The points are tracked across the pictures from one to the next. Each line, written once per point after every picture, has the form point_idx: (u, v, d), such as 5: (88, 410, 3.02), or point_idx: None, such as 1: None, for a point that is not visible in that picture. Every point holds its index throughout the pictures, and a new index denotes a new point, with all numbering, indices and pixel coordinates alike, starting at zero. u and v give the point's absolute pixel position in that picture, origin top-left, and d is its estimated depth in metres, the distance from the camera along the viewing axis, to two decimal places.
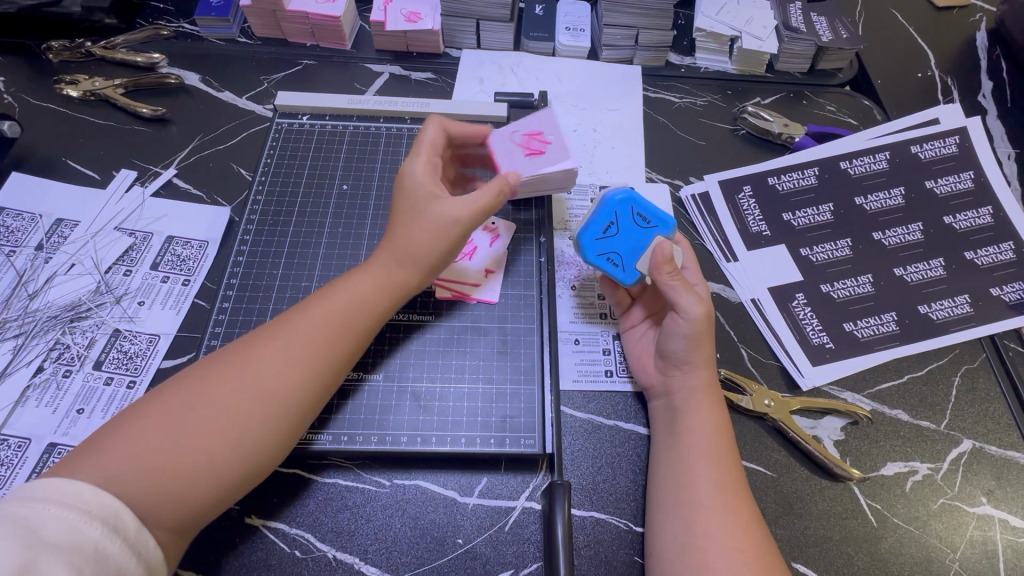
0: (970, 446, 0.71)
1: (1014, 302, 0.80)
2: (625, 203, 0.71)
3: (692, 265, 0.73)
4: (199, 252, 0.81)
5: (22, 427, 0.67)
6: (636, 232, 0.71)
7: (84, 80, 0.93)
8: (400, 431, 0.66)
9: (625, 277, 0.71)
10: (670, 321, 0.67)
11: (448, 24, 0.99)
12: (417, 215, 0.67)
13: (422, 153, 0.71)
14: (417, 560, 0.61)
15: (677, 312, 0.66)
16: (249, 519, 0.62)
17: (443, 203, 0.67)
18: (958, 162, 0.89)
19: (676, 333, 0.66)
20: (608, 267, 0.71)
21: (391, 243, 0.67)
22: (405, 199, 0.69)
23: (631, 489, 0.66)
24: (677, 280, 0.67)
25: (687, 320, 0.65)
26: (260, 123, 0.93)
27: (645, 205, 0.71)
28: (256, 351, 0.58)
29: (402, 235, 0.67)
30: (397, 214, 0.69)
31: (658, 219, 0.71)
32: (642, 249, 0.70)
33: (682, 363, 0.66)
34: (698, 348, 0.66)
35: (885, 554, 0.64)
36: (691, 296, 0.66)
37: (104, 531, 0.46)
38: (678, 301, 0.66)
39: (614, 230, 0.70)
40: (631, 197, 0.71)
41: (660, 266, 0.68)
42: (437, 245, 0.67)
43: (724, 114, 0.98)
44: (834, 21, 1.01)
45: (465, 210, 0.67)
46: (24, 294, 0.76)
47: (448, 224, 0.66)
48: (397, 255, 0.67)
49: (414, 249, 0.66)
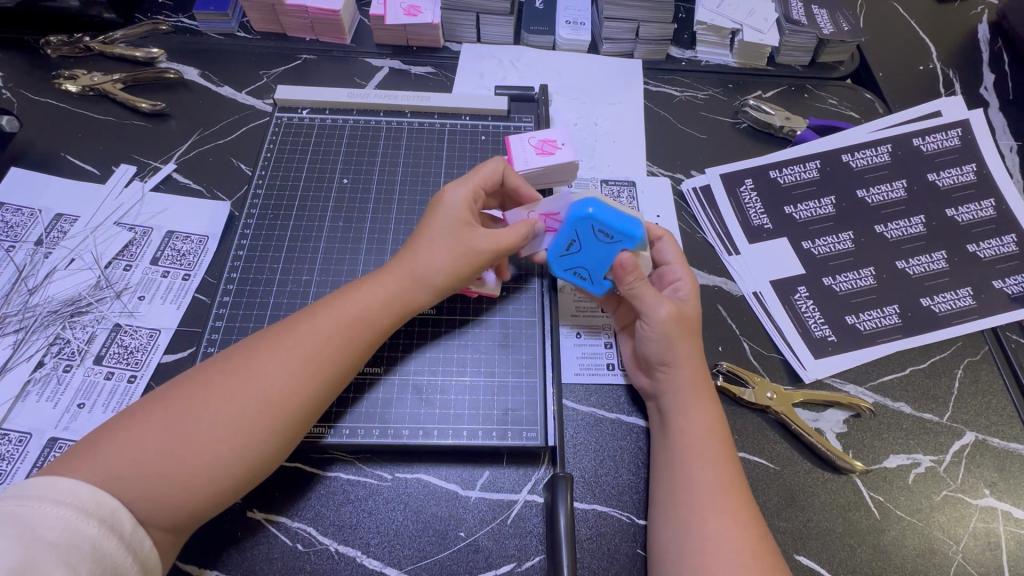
0: (973, 439, 0.71)
1: (1017, 294, 0.80)
2: (590, 218, 0.64)
3: (675, 261, 0.71)
4: (199, 247, 0.81)
5: (23, 422, 0.67)
6: (602, 246, 0.66)
7: (83, 75, 0.93)
8: (402, 425, 0.66)
9: (597, 287, 0.71)
10: (640, 327, 0.67)
11: (449, 17, 0.99)
12: (442, 238, 0.65)
13: (469, 180, 0.69)
14: (420, 553, 0.61)
15: (644, 317, 0.66)
16: (249, 513, 0.62)
17: (472, 235, 0.65)
18: (961, 154, 0.89)
19: (646, 338, 0.66)
20: (577, 280, 0.71)
21: (409, 261, 0.66)
22: (435, 218, 0.67)
23: (633, 483, 0.66)
24: (641, 285, 0.65)
25: (653, 326, 0.65)
26: (260, 118, 0.93)
27: (607, 218, 0.65)
28: (260, 360, 0.57)
29: (423, 258, 0.65)
30: (425, 232, 0.67)
31: (625, 232, 0.65)
32: (609, 260, 0.67)
33: (660, 364, 0.66)
34: (674, 348, 0.65)
35: (888, 545, 0.64)
36: (655, 301, 0.65)
37: (100, 529, 0.46)
38: (642, 308, 0.65)
39: (577, 246, 0.67)
40: (593, 212, 0.64)
41: (624, 278, 0.65)
42: (455, 279, 0.65)
43: (725, 108, 0.97)
44: (836, 13, 1.01)
45: (489, 245, 0.65)
46: (23, 289, 0.76)
47: (471, 259, 0.65)
48: (413, 274, 0.65)
49: (434, 275, 0.65)
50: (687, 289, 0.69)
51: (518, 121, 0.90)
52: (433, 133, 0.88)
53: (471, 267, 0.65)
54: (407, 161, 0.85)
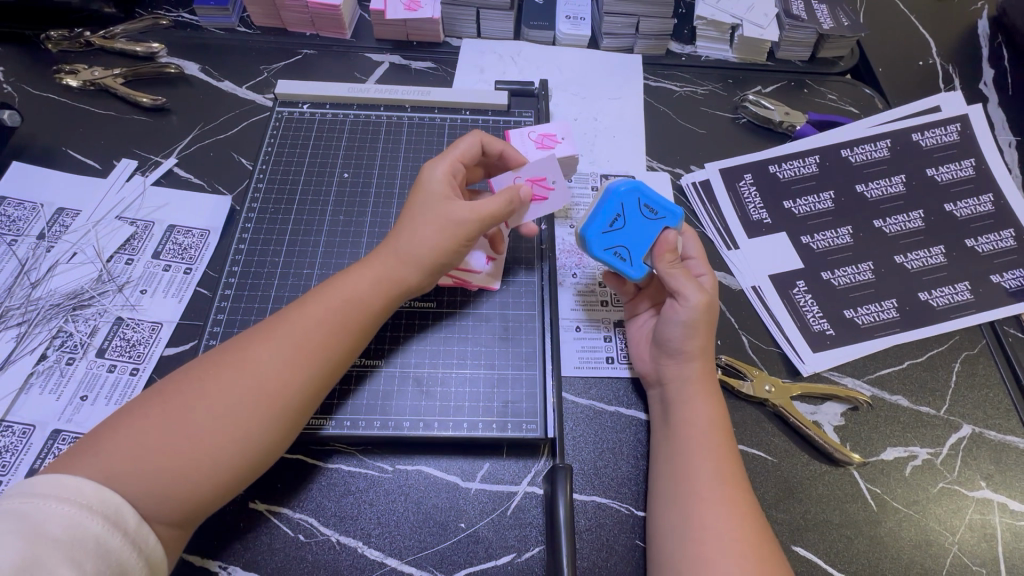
0: (970, 432, 0.71)
1: (1014, 289, 0.80)
2: (633, 192, 0.69)
3: (699, 254, 0.71)
4: (200, 241, 0.81)
5: (26, 415, 0.67)
6: (645, 224, 0.69)
7: (84, 70, 0.93)
8: (402, 417, 0.66)
9: (633, 271, 0.69)
10: (669, 309, 0.67)
11: (449, 12, 0.99)
12: (424, 214, 0.66)
13: (447, 158, 0.70)
14: (420, 544, 0.62)
15: (676, 298, 0.66)
16: (252, 504, 0.62)
17: (453, 207, 0.65)
18: (960, 149, 0.89)
19: (674, 320, 0.65)
20: (616, 262, 0.69)
21: (394, 242, 0.66)
22: (417, 198, 0.68)
23: (632, 474, 0.66)
24: (679, 268, 0.67)
25: (685, 308, 0.65)
26: (261, 113, 0.93)
27: (652, 197, 0.69)
28: (253, 351, 0.58)
29: (406, 236, 0.65)
30: (408, 212, 0.67)
31: (666, 209, 0.69)
32: (646, 241, 0.69)
33: (677, 352, 0.66)
34: (694, 336, 0.65)
35: (884, 537, 0.65)
36: (692, 283, 0.65)
37: (104, 525, 0.47)
38: (677, 287, 0.65)
39: (621, 222, 0.68)
40: (640, 188, 0.69)
41: (662, 256, 0.68)
42: (441, 252, 0.65)
43: (725, 103, 0.97)
44: (836, 9, 1.01)
45: (471, 215, 0.65)
46: (26, 283, 0.76)
47: (455, 229, 0.65)
48: (398, 253, 0.65)
49: (419, 251, 0.65)
50: (711, 282, 0.69)
51: (518, 115, 0.90)
52: (433, 127, 0.88)
53: (456, 237, 0.65)
54: (407, 156, 0.86)
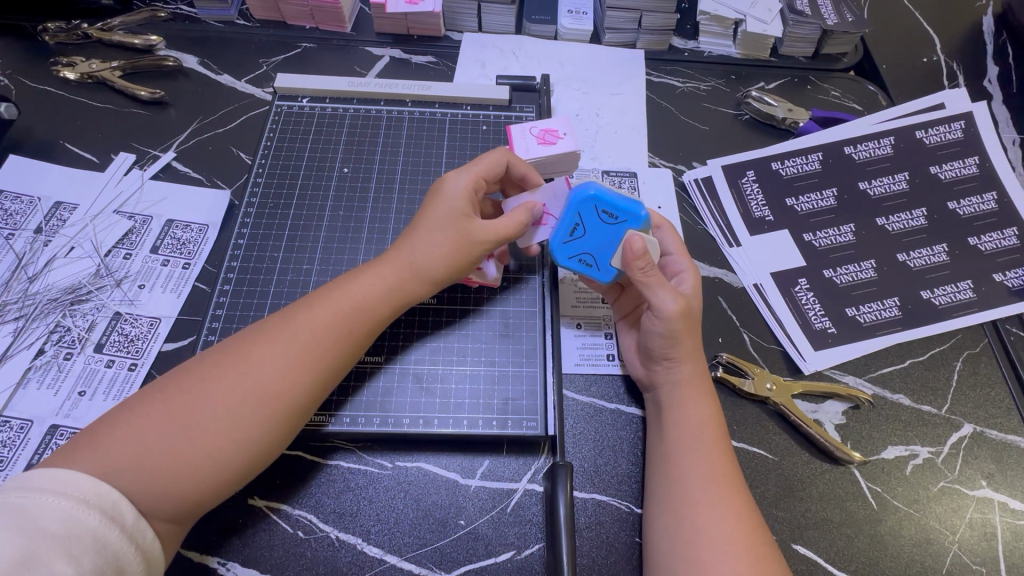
0: (972, 431, 0.71)
1: (1017, 288, 0.80)
2: (590, 199, 0.65)
3: (676, 250, 0.71)
4: (199, 236, 0.81)
5: (24, 410, 0.67)
6: (604, 229, 0.66)
7: (81, 62, 0.92)
8: (402, 414, 0.66)
9: (603, 275, 0.68)
10: (647, 319, 0.65)
11: (449, 6, 0.98)
12: (441, 226, 0.65)
13: (471, 170, 0.69)
14: (420, 541, 0.61)
15: (652, 309, 0.64)
16: (249, 501, 0.62)
17: (472, 227, 0.65)
18: (963, 147, 0.89)
19: (652, 331, 0.64)
20: (583, 269, 0.68)
21: (406, 252, 0.65)
22: (435, 207, 0.67)
23: (632, 472, 0.66)
24: (651, 276, 0.64)
25: (661, 319, 0.63)
26: (260, 107, 0.93)
27: (611, 199, 0.65)
28: (258, 352, 0.57)
29: (420, 249, 0.65)
30: (424, 222, 0.66)
31: (626, 211, 0.65)
32: (614, 244, 0.66)
33: (664, 357, 0.65)
34: (677, 343, 0.64)
35: (885, 536, 0.64)
36: (665, 292, 0.63)
37: (102, 520, 0.46)
38: (652, 298, 0.64)
39: (581, 231, 0.66)
40: (595, 192, 0.65)
41: (631, 263, 0.63)
42: (453, 270, 0.65)
43: (727, 99, 0.97)
44: (841, 4, 1.00)
45: (487, 236, 0.65)
46: (23, 277, 0.76)
47: (468, 249, 0.65)
48: (410, 265, 0.65)
49: (431, 267, 0.65)
50: (691, 281, 0.69)
51: (519, 111, 0.89)
52: (433, 122, 0.88)
53: (470, 257, 0.65)
54: (407, 151, 0.85)
